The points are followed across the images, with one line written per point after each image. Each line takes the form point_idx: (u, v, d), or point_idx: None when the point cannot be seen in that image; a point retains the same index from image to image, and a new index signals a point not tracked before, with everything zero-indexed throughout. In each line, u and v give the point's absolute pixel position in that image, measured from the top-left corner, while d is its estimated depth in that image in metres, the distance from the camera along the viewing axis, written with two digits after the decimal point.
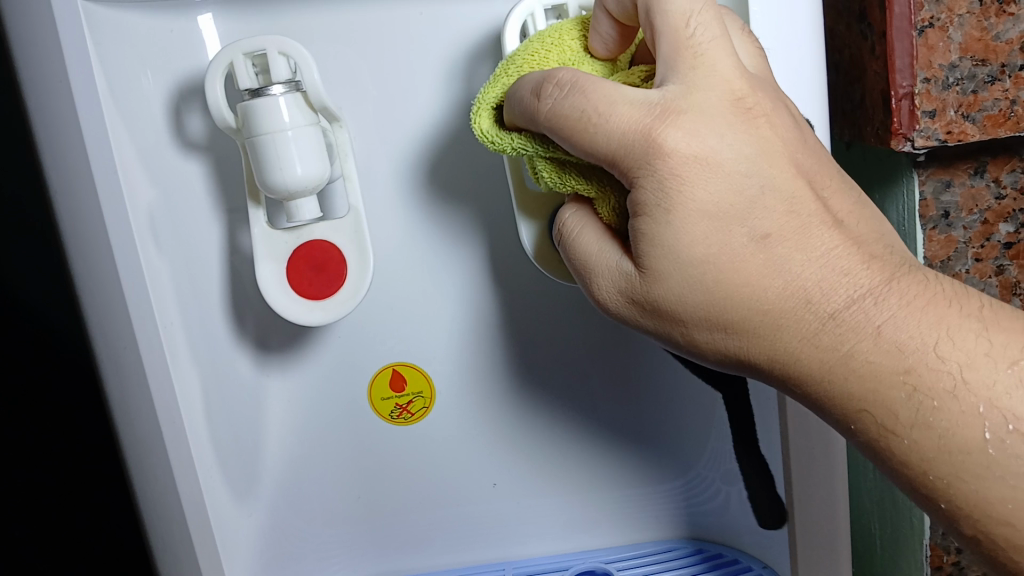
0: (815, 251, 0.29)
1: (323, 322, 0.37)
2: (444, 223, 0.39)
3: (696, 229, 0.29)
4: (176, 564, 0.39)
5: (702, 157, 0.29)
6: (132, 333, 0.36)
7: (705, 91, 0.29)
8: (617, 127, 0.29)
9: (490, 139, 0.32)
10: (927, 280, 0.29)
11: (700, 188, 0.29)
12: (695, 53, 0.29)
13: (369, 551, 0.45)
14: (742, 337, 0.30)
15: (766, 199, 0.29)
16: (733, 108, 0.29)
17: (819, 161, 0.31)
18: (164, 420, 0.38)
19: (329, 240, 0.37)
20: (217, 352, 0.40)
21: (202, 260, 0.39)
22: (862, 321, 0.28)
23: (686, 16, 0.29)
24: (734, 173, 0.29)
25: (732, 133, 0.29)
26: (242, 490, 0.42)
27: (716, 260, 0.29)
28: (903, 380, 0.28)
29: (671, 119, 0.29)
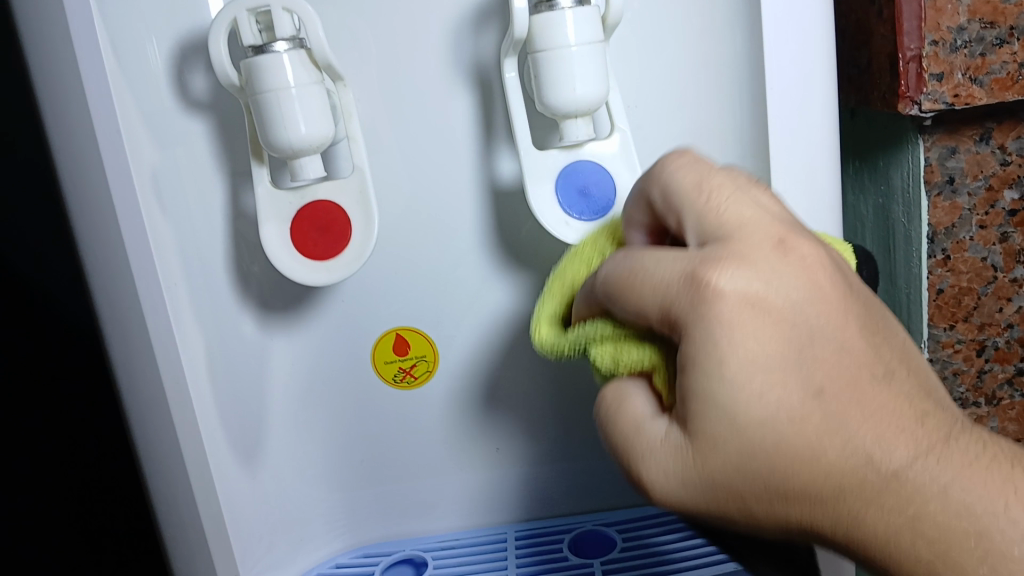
0: (870, 409, 0.27)
1: (328, 283, 0.37)
2: (447, 186, 0.39)
3: (751, 389, 0.27)
4: (180, 531, 0.39)
5: (750, 301, 0.27)
6: (134, 295, 0.36)
7: (747, 239, 0.29)
8: (664, 277, 0.29)
9: (552, 347, 0.34)
10: (981, 438, 0.28)
11: (753, 339, 0.27)
12: (721, 211, 0.30)
13: (373, 516, 0.45)
14: (806, 507, 0.28)
15: (818, 353, 0.28)
16: (784, 258, 0.28)
17: (870, 318, 0.29)
18: (167, 382, 0.37)
19: (333, 201, 0.37)
20: (219, 314, 0.40)
21: (202, 223, 0.39)
22: (926, 480, 0.26)
23: (702, 184, 0.30)
24: (785, 324, 0.27)
25: (783, 284, 0.28)
26: (247, 456, 0.42)
27: (775, 422, 0.27)
28: (973, 545, 0.26)
29: (713, 270, 0.28)
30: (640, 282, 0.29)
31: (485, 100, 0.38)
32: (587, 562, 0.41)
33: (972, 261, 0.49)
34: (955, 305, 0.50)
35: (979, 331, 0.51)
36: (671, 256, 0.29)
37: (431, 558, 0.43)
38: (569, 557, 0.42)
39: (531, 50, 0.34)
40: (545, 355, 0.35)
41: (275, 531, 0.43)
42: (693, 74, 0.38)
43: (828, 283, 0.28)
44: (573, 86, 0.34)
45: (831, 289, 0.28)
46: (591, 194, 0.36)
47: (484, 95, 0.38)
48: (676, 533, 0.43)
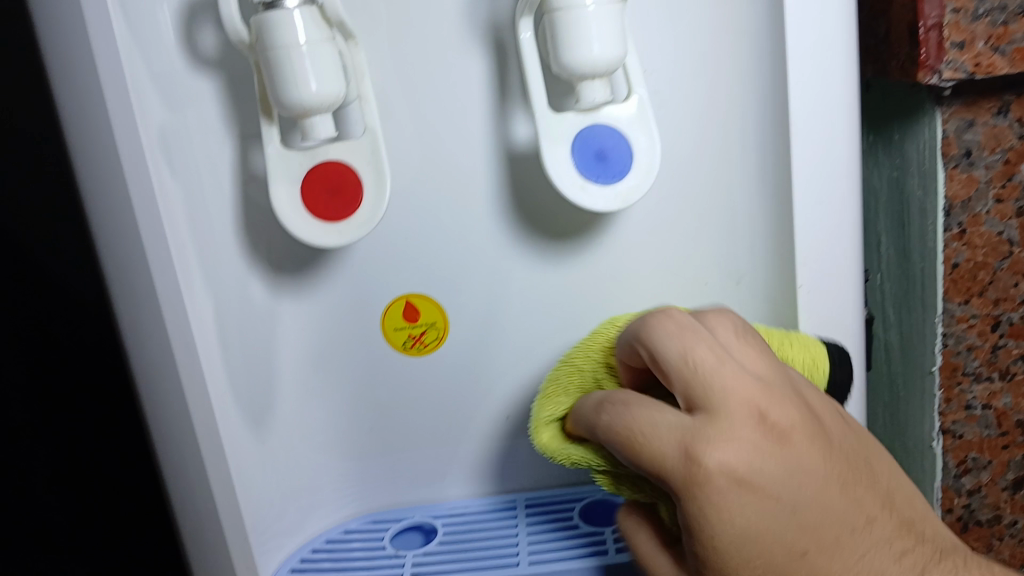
0: (848, 562, 0.33)
1: (340, 245, 0.36)
2: (460, 150, 0.38)
3: (767, 566, 0.32)
4: (187, 501, 0.38)
5: (738, 484, 0.32)
6: (143, 254, 0.35)
7: (732, 426, 0.33)
8: (658, 452, 0.33)
9: (552, 454, 0.38)
10: (938, 554, 0.34)
11: (744, 512, 0.32)
12: (704, 389, 0.33)
13: (381, 483, 0.45)
14: None
15: (800, 517, 0.33)
16: (768, 456, 0.33)
17: (839, 456, 0.35)
18: (177, 347, 0.36)
19: (344, 162, 0.36)
20: (226, 277, 0.39)
21: (210, 184, 0.38)
22: None
23: (687, 358, 0.34)
24: (768, 500, 0.32)
25: (766, 464, 0.33)
26: (256, 421, 0.41)
27: (769, 560, 0.32)
28: None
29: (706, 453, 0.32)
30: (643, 439, 0.34)
31: (499, 61, 0.37)
32: (597, 531, 0.42)
33: (988, 236, 0.49)
34: (971, 279, 0.50)
35: (994, 306, 0.50)
36: (666, 421, 0.34)
37: (440, 525, 0.44)
38: (579, 526, 0.43)
39: (548, 10, 0.34)
40: (543, 456, 0.39)
41: (283, 498, 0.43)
42: (710, 38, 0.37)
43: (806, 448, 0.34)
44: (589, 46, 0.33)
45: (810, 460, 0.34)
46: (607, 158, 0.36)
47: (499, 57, 0.37)
48: None
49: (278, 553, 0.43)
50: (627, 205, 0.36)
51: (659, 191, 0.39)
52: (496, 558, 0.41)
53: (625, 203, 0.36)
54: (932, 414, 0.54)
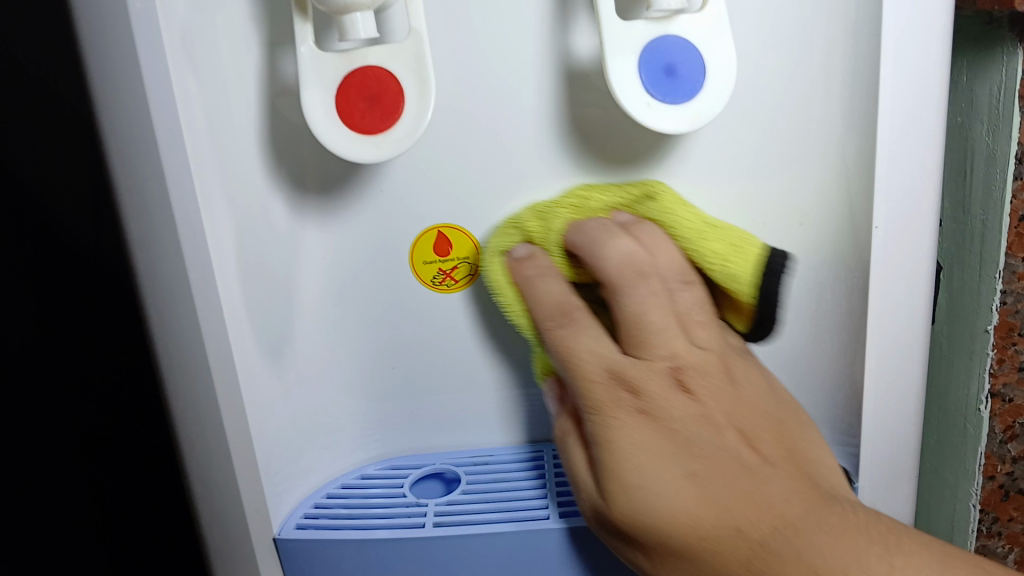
0: (739, 489, 0.31)
1: (377, 160, 0.32)
2: (512, 64, 0.35)
3: (664, 479, 0.32)
4: (196, 431, 0.36)
5: (643, 413, 0.34)
6: (158, 163, 0.32)
7: (649, 369, 0.35)
8: (581, 381, 0.35)
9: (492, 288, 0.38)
10: (848, 515, 0.31)
11: (641, 439, 0.33)
12: (641, 333, 0.36)
13: (402, 428, 0.42)
14: (685, 561, 0.32)
15: (695, 449, 0.33)
16: (676, 400, 0.34)
17: (756, 418, 0.35)
18: (190, 264, 0.33)
19: (384, 67, 0.32)
20: (249, 195, 0.36)
21: (236, 90, 0.35)
22: (801, 548, 0.29)
23: (642, 307, 0.36)
24: (670, 429, 0.33)
25: (671, 405, 0.34)
26: (274, 356, 0.38)
27: (670, 485, 0.32)
28: None
29: (622, 384, 0.34)
30: (568, 361, 0.35)
31: None
32: None
33: None
34: None
35: None
36: (594, 349, 0.35)
37: (463, 473, 0.42)
38: None
39: None
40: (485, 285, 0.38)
41: (302, 439, 0.40)
42: None
43: (716, 401, 0.35)
44: None
45: (718, 413, 0.35)
46: (677, 74, 0.32)
47: None
48: None
49: (291, 498, 0.40)
50: (696, 128, 0.32)
51: (725, 119, 0.36)
52: (526, 512, 0.39)
53: (695, 125, 0.32)
54: (980, 375, 0.52)
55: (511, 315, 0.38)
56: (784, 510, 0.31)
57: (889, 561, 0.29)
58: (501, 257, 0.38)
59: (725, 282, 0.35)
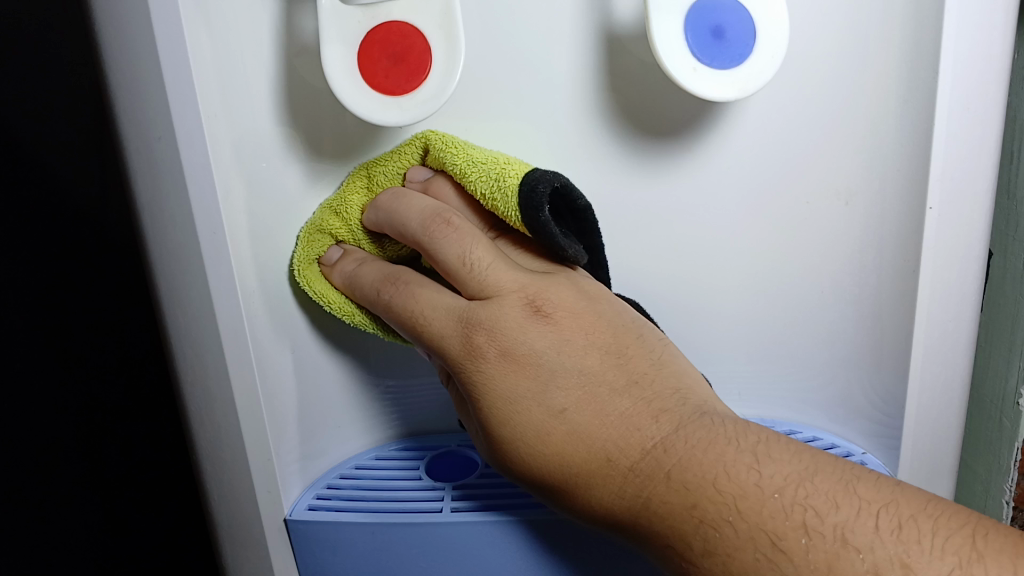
0: (606, 416, 0.32)
1: (400, 123, 0.30)
2: (547, 23, 0.32)
3: (537, 426, 0.33)
4: (206, 403, 0.34)
5: (502, 353, 0.33)
6: (169, 123, 0.30)
7: (499, 305, 0.34)
8: (433, 332, 0.35)
9: (323, 296, 0.36)
10: (711, 424, 0.31)
11: (507, 379, 0.33)
12: (480, 282, 0.35)
13: (421, 406, 0.42)
14: (569, 496, 0.32)
15: (559, 379, 0.33)
16: (531, 328, 0.34)
17: (619, 332, 0.34)
18: (201, 232, 0.31)
19: (410, 24, 0.30)
20: (263, 161, 0.33)
21: (250, 48, 0.32)
22: (667, 455, 0.30)
23: (464, 254, 0.35)
24: (536, 367, 0.33)
25: (532, 337, 0.34)
26: (286, 326, 0.37)
27: (540, 420, 0.33)
28: (692, 516, 0.28)
29: (473, 331, 0.34)
30: (420, 324, 0.35)
31: None
32: None
33: None
34: None
35: None
36: (441, 304, 0.35)
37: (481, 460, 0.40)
38: None
39: None
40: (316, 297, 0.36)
41: (315, 416, 0.39)
42: None
43: (575, 321, 0.34)
44: None
45: (579, 333, 0.34)
46: (725, 37, 0.30)
47: None
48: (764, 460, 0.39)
49: (303, 479, 0.39)
50: (743, 96, 0.30)
51: (771, 88, 0.34)
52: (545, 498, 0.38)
53: (743, 92, 0.30)
54: (1018, 365, 0.49)
55: (349, 319, 0.37)
56: (651, 429, 0.31)
57: (757, 470, 0.28)
58: (315, 266, 0.37)
59: (502, 210, 0.34)
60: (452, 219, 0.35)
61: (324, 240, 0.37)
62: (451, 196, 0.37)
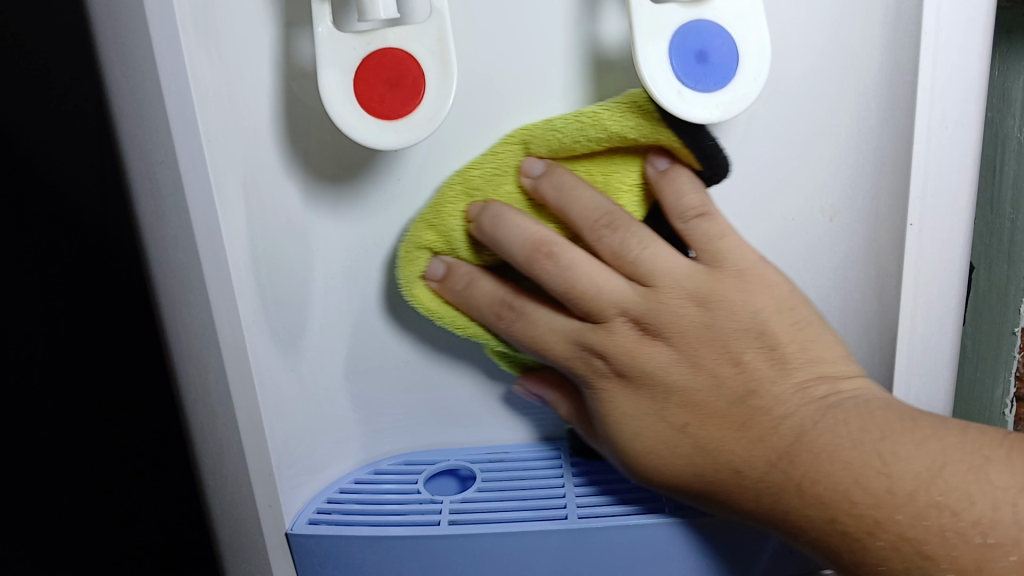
0: (727, 431, 0.36)
1: (396, 146, 0.31)
2: (539, 47, 0.34)
3: (659, 442, 0.37)
4: (208, 417, 0.36)
5: (625, 371, 0.37)
6: (170, 147, 0.31)
7: (609, 328, 0.37)
8: (555, 355, 0.38)
9: (434, 313, 0.38)
10: (835, 422, 0.34)
11: (628, 400, 0.38)
12: (584, 297, 0.37)
13: (412, 428, 0.42)
14: (711, 505, 0.37)
15: (676, 395, 0.37)
16: (646, 346, 0.37)
17: (731, 340, 0.37)
18: (204, 253, 0.32)
19: (404, 50, 0.31)
20: (265, 183, 0.34)
21: (254, 73, 0.33)
22: (799, 467, 0.34)
23: (574, 278, 0.36)
24: (655, 384, 0.37)
25: (648, 355, 0.37)
26: (288, 346, 0.37)
27: (662, 438, 0.37)
28: (831, 527, 0.33)
29: (594, 355, 0.38)
30: (537, 345, 0.38)
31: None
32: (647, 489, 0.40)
33: None
34: None
35: None
36: (559, 328, 0.38)
37: (478, 471, 0.41)
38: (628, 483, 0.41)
39: None
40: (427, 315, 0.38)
41: (317, 431, 0.40)
42: None
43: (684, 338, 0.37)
44: None
45: (696, 347, 0.37)
46: (709, 60, 0.31)
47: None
48: None
49: (303, 493, 0.40)
50: (729, 117, 0.31)
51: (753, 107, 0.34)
52: (539, 512, 0.38)
53: (727, 114, 0.31)
54: None
55: (463, 332, 0.38)
56: (772, 442, 0.35)
57: (888, 475, 0.32)
58: (422, 282, 0.37)
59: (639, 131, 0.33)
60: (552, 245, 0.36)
61: (427, 256, 0.37)
62: (564, 195, 0.35)
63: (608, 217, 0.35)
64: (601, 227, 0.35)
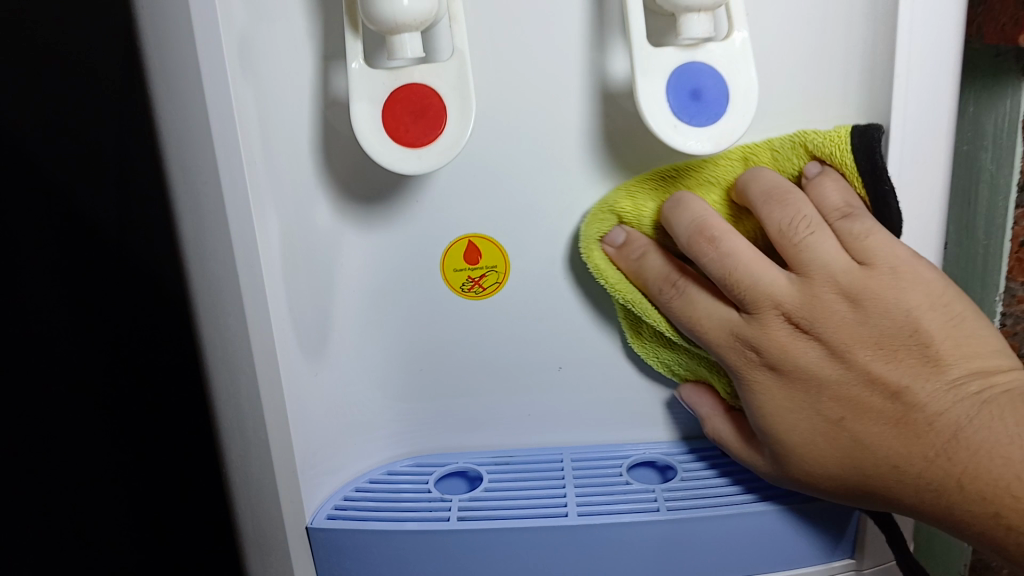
0: (880, 425, 0.37)
1: (420, 171, 0.35)
2: (545, 84, 0.38)
3: (807, 437, 0.38)
4: (238, 423, 0.38)
5: (785, 366, 0.38)
6: (213, 167, 0.34)
7: (762, 321, 0.38)
8: (711, 342, 0.40)
9: (602, 276, 0.40)
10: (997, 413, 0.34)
11: (777, 393, 0.39)
12: (739, 287, 0.38)
13: (419, 430, 0.45)
14: (865, 496, 0.38)
15: (829, 390, 0.37)
16: (800, 343, 0.38)
17: (885, 333, 0.37)
18: (241, 264, 0.36)
19: (429, 85, 0.35)
20: (301, 203, 0.39)
21: (292, 103, 0.37)
22: (960, 456, 0.34)
23: (737, 266, 0.38)
24: (812, 378, 0.38)
25: (800, 352, 0.38)
26: (314, 351, 0.41)
27: (810, 432, 0.38)
28: (993, 520, 0.34)
29: (748, 347, 0.38)
30: (695, 327, 0.40)
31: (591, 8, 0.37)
32: (646, 488, 0.42)
33: None
34: None
35: None
36: (718, 318, 0.39)
37: (485, 472, 0.44)
38: (628, 482, 0.43)
39: None
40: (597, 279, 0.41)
41: (335, 433, 0.43)
42: None
43: (834, 326, 0.37)
44: None
45: (844, 336, 0.37)
46: (703, 98, 0.34)
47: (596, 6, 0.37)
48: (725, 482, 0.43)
49: (322, 491, 0.43)
50: (721, 149, 0.35)
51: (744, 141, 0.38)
52: (540, 509, 0.41)
53: (720, 147, 0.34)
54: None
55: (626, 298, 0.41)
56: (929, 438, 0.35)
57: None
58: (599, 246, 0.41)
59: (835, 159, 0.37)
60: (717, 228, 0.38)
61: (613, 221, 0.41)
62: (750, 185, 0.38)
63: (783, 193, 0.37)
64: (773, 202, 0.37)
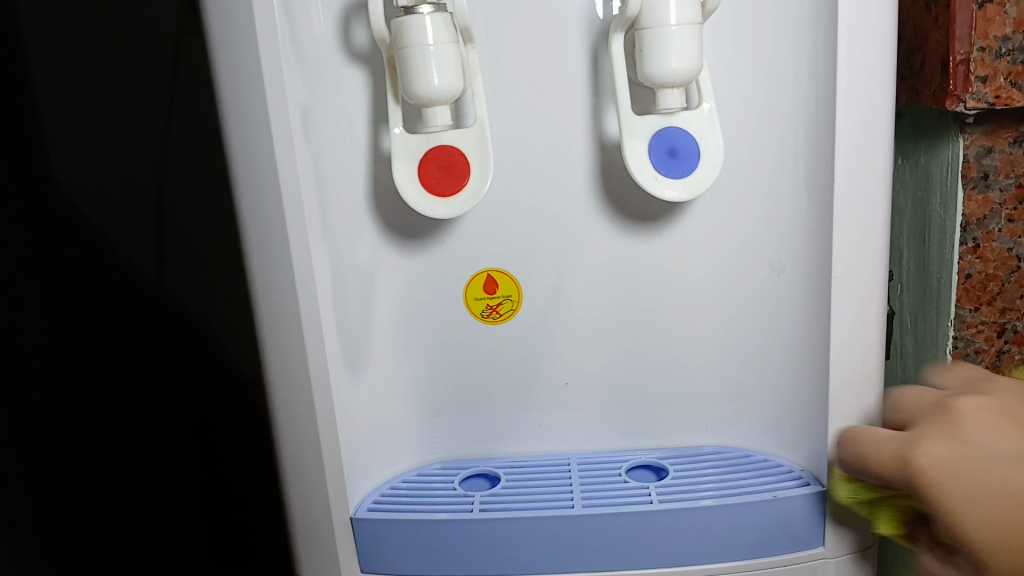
0: None
1: (445, 216, 0.43)
2: (550, 144, 0.46)
3: (980, 505, 0.33)
4: (292, 422, 0.46)
5: (958, 437, 0.35)
6: (280, 214, 0.43)
7: (928, 421, 0.38)
8: (884, 457, 0.38)
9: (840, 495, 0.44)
10: None
11: (954, 467, 0.34)
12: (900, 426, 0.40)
13: (446, 439, 0.52)
14: None
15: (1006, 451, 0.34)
16: (968, 417, 0.36)
17: None
18: (299, 291, 0.44)
19: (456, 146, 0.43)
20: (346, 244, 0.47)
21: (344, 162, 0.46)
22: None
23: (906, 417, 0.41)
24: (981, 441, 0.35)
25: (973, 423, 0.35)
26: (354, 369, 0.49)
27: (993, 505, 0.33)
28: None
29: (913, 441, 0.37)
30: (871, 465, 0.40)
31: (586, 83, 0.45)
32: (642, 486, 0.49)
33: (999, 251, 0.55)
34: (981, 289, 0.56)
35: (1000, 315, 0.57)
36: (892, 439, 0.39)
37: (503, 474, 0.51)
38: (626, 481, 0.50)
39: (638, 28, 0.41)
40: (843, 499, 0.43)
41: (373, 437, 0.50)
42: (756, 62, 0.45)
43: (993, 403, 0.36)
44: (669, 58, 0.40)
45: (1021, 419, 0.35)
46: (678, 155, 0.42)
47: (591, 81, 0.45)
48: (715, 479, 0.49)
49: (359, 488, 0.50)
50: (693, 196, 0.42)
51: (716, 189, 0.47)
52: (547, 503, 0.48)
53: (690, 195, 0.42)
54: None
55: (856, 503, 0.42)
56: None
57: None
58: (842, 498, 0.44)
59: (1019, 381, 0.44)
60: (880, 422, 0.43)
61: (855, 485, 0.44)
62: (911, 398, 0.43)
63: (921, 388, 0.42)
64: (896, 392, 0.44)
